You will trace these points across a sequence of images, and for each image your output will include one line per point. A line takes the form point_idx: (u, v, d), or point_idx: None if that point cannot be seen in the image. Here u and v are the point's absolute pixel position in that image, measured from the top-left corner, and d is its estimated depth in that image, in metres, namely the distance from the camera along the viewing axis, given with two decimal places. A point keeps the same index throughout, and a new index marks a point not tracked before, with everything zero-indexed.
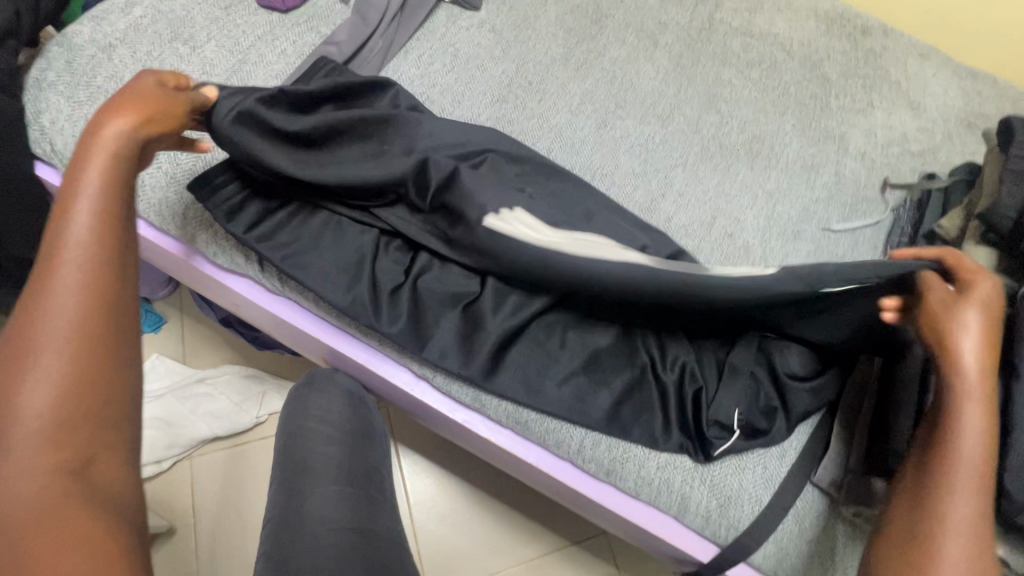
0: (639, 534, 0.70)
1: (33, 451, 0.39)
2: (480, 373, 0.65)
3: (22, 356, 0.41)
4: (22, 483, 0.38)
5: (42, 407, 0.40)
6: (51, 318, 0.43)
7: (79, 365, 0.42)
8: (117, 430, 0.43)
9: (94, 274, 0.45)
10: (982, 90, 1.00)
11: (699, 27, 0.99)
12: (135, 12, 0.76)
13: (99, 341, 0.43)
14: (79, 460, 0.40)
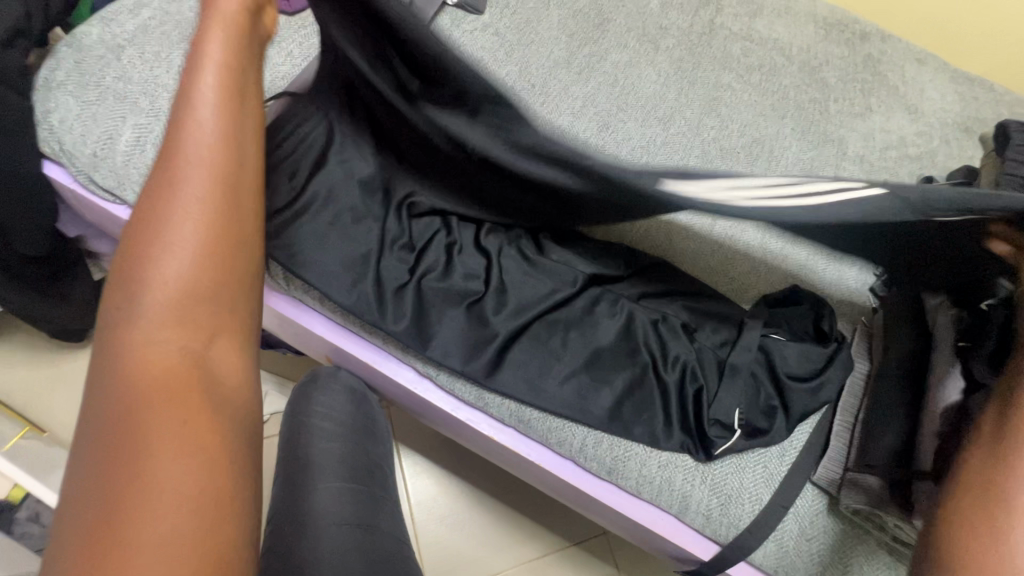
0: (640, 532, 0.71)
1: (162, 321, 0.43)
2: (482, 371, 0.66)
3: (154, 237, 0.46)
4: (147, 349, 0.42)
5: (172, 284, 0.44)
6: (178, 209, 0.47)
7: (205, 257, 0.47)
8: (233, 319, 0.47)
9: (222, 186, 0.50)
10: (979, 96, 1.02)
11: (700, 31, 1.00)
12: (143, 14, 0.77)
13: (221, 238, 0.48)
14: (199, 346, 0.44)
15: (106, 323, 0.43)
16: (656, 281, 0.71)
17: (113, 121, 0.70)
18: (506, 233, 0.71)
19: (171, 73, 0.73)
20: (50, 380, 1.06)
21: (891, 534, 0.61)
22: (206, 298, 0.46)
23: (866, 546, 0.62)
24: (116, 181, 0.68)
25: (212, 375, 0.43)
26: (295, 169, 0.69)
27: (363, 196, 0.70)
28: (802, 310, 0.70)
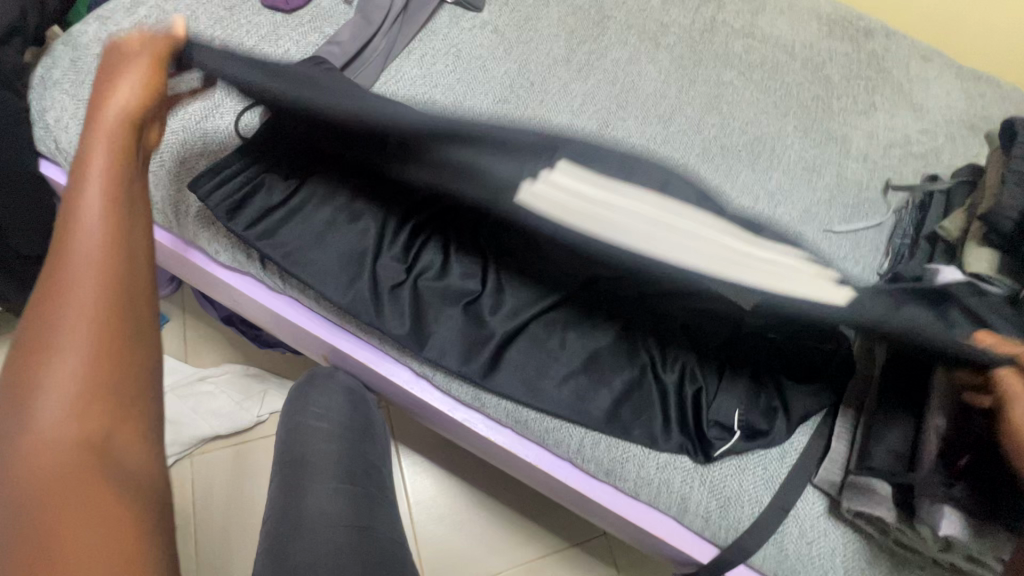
0: (639, 534, 0.70)
1: (65, 420, 0.39)
2: (479, 370, 0.65)
3: (47, 326, 0.41)
4: (47, 449, 0.38)
5: (72, 374, 0.40)
6: (73, 290, 0.43)
7: (99, 340, 0.42)
8: (134, 401, 0.43)
9: (110, 252, 0.45)
10: (985, 93, 1.00)
11: (701, 28, 0.99)
12: (140, 12, 0.76)
13: (119, 315, 0.43)
14: (101, 431, 0.40)
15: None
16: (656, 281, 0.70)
17: None
18: None
19: None
20: None
21: (895, 539, 0.59)
22: (105, 376, 0.41)
23: (868, 552, 0.61)
24: None
25: (121, 455, 0.40)
26: (292, 166, 0.69)
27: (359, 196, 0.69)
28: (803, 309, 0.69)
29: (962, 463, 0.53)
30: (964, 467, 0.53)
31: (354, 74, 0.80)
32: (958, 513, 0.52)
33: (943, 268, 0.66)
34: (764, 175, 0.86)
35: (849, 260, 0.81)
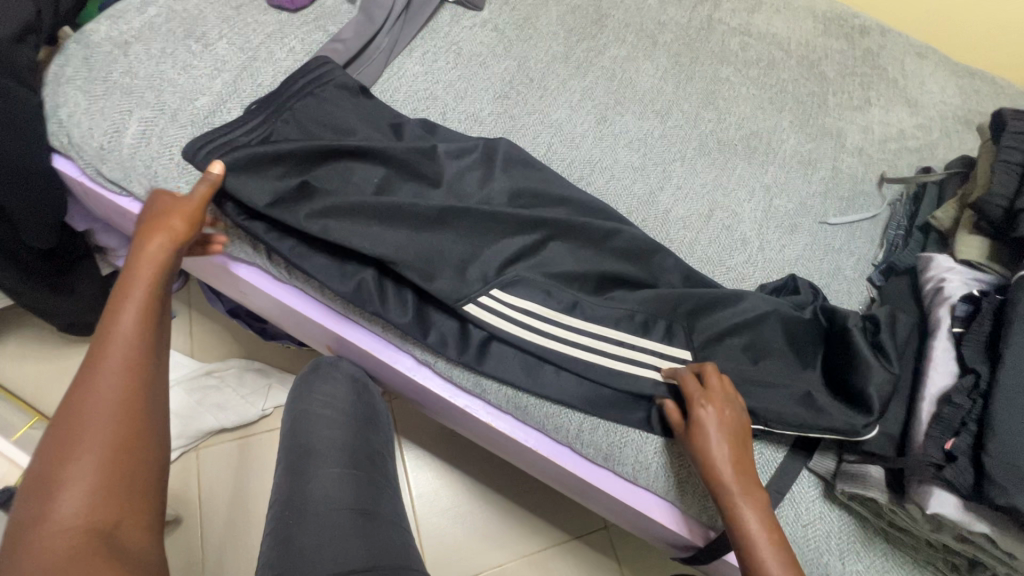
0: (638, 519, 0.71)
1: (81, 510, 0.43)
2: (480, 358, 0.67)
3: (77, 427, 0.46)
4: (61, 538, 0.41)
5: (91, 473, 0.44)
6: (99, 396, 0.48)
7: (119, 442, 0.47)
8: (144, 498, 0.46)
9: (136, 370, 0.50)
10: (980, 89, 1.02)
11: (698, 26, 1.01)
12: (150, 11, 0.79)
13: (139, 419, 0.49)
14: (107, 526, 0.43)
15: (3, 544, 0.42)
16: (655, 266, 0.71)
17: (119, 115, 0.72)
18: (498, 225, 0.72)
19: (176, 69, 0.75)
20: (59, 372, 1.09)
21: (889, 521, 0.60)
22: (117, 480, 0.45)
23: (862, 532, 0.62)
24: (122, 174, 0.70)
25: (127, 552, 0.43)
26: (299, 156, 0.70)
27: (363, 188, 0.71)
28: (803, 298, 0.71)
29: (951, 446, 0.52)
30: (954, 450, 0.52)
31: (358, 71, 0.82)
32: (949, 493, 0.51)
33: (936, 258, 0.67)
34: (760, 169, 0.88)
35: (845, 251, 0.82)
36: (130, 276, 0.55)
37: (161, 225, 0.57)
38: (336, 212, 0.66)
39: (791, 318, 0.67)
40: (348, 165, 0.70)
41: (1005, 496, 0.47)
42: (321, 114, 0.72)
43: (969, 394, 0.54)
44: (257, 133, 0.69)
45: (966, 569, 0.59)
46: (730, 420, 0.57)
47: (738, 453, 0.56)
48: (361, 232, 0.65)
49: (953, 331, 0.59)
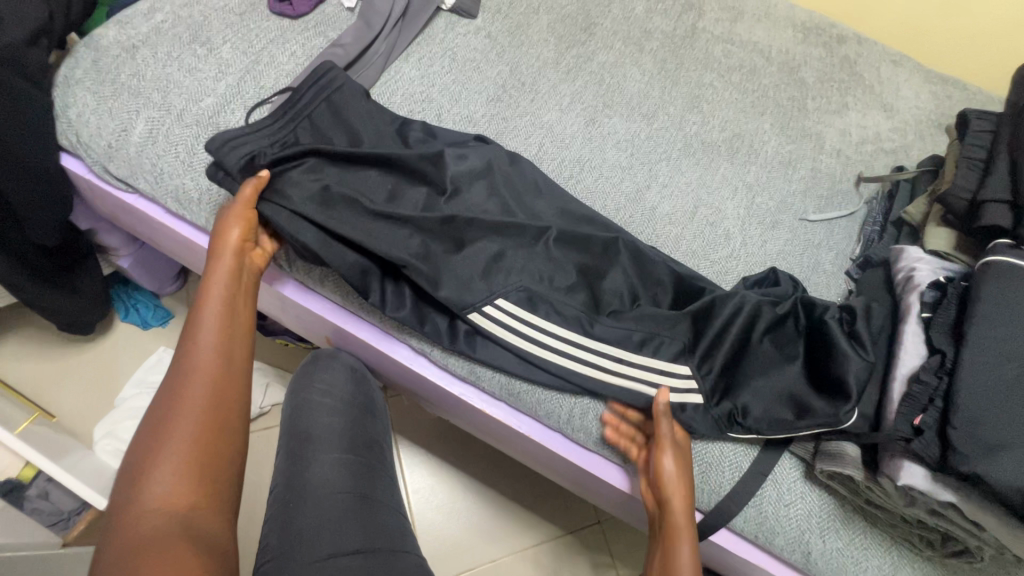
0: (629, 504, 0.74)
1: (167, 489, 0.49)
2: (473, 348, 0.70)
3: (167, 417, 0.53)
4: (150, 515, 0.47)
5: (176, 459, 0.50)
6: (186, 390, 0.55)
7: (200, 432, 0.53)
8: (220, 484, 0.52)
9: (216, 369, 0.57)
10: (952, 94, 1.06)
11: (683, 34, 1.06)
12: (157, 17, 0.82)
13: (218, 412, 0.55)
14: (188, 505, 0.49)
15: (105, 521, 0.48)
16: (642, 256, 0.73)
17: (126, 115, 0.74)
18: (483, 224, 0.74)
19: (182, 71, 0.78)
20: (59, 371, 1.10)
21: (866, 499, 0.63)
22: (199, 467, 0.51)
23: (841, 510, 0.65)
24: (129, 171, 0.73)
25: (199, 529, 0.48)
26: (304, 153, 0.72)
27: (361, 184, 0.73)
28: (782, 293, 0.74)
29: (919, 421, 0.55)
30: (922, 424, 0.55)
31: (356, 74, 0.85)
32: (918, 465, 0.54)
33: (907, 249, 0.71)
34: (743, 168, 0.92)
35: (824, 246, 0.85)
36: (206, 287, 0.62)
37: (224, 233, 0.64)
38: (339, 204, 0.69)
39: (767, 313, 0.69)
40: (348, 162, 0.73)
41: (968, 465, 0.50)
42: (322, 115, 0.75)
43: (937, 372, 0.57)
44: (277, 139, 0.71)
45: (939, 545, 0.61)
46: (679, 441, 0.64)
47: (684, 496, 0.61)
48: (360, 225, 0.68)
49: (921, 316, 0.63)
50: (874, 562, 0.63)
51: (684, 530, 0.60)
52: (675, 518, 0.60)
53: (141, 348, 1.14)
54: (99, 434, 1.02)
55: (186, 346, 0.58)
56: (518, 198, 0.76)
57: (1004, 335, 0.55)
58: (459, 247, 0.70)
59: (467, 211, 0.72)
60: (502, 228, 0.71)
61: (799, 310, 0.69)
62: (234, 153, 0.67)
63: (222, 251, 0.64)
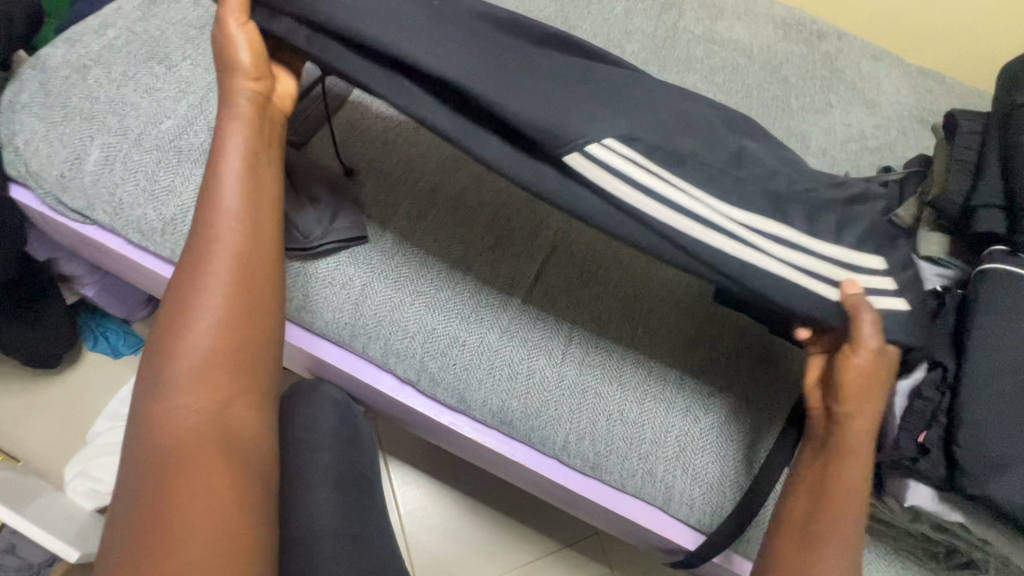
0: (631, 528, 0.72)
1: (195, 381, 0.48)
2: (461, 383, 0.67)
3: (190, 290, 0.50)
4: (182, 407, 0.47)
5: (198, 353, 0.49)
6: (207, 264, 0.51)
7: (228, 319, 0.50)
8: (259, 373, 0.52)
9: (241, 242, 0.52)
10: (932, 89, 1.06)
11: (664, 35, 1.03)
12: (109, 34, 0.76)
13: (243, 295, 0.51)
14: (221, 402, 0.49)
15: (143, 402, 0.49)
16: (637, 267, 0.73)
17: (79, 142, 0.69)
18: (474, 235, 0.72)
19: (139, 92, 0.73)
20: (24, 407, 1.05)
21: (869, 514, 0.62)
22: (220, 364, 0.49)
23: None
24: (86, 203, 0.69)
25: (234, 430, 0.49)
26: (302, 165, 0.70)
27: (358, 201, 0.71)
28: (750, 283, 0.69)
29: (924, 438, 0.53)
30: (927, 442, 0.53)
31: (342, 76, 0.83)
32: (923, 484, 0.53)
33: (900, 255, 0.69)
34: None
35: None
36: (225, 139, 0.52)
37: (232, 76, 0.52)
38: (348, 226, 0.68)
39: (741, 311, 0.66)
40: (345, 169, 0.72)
41: (978, 486, 0.49)
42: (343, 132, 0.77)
43: (939, 385, 0.55)
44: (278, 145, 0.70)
45: (943, 555, 0.61)
46: (874, 379, 0.51)
47: (875, 404, 0.52)
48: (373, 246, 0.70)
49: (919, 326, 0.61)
50: (877, 573, 0.63)
51: (862, 446, 0.52)
52: (852, 430, 0.52)
53: (113, 379, 1.09)
54: (71, 474, 0.97)
55: (203, 205, 0.52)
56: (508, 212, 0.74)
57: (1006, 347, 0.54)
58: None
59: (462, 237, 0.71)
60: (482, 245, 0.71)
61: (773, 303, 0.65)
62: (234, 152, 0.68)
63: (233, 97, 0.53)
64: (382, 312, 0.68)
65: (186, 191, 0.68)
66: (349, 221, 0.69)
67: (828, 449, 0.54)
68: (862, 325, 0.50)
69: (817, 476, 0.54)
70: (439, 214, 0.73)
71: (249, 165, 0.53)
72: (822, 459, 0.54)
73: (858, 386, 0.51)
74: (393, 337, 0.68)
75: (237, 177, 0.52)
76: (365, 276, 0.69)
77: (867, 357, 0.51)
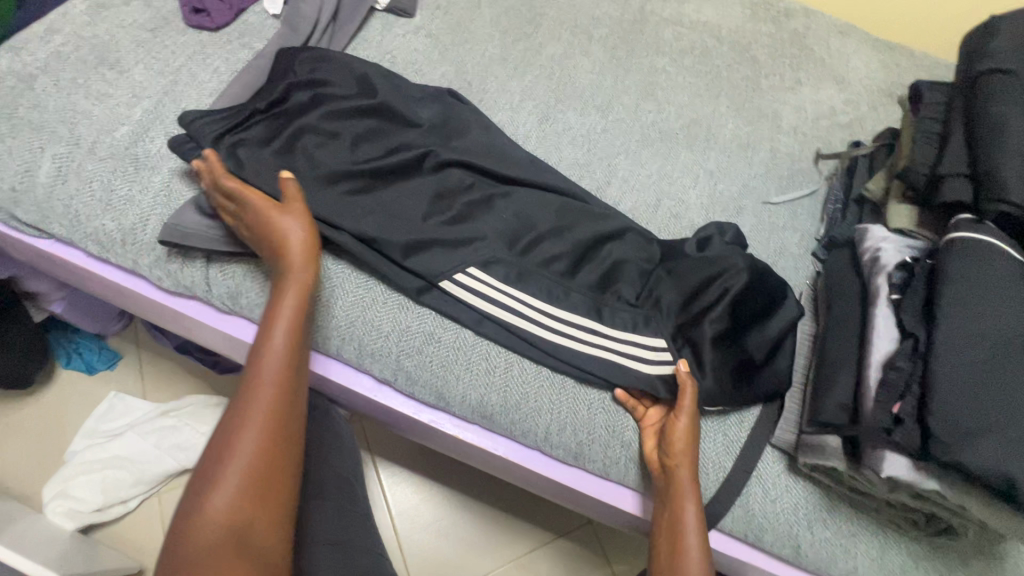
0: (619, 515, 0.72)
1: (228, 498, 0.50)
2: (439, 380, 0.66)
3: (243, 413, 0.54)
4: (212, 522, 0.49)
5: (239, 473, 0.51)
6: (260, 389, 0.55)
7: (267, 440, 0.53)
8: (285, 493, 0.54)
9: (285, 377, 0.56)
10: (900, 63, 1.06)
11: (631, 19, 1.02)
12: (56, 40, 0.74)
13: (283, 421, 0.55)
14: (244, 523, 0.50)
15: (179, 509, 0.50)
16: (624, 247, 0.72)
17: (29, 154, 0.67)
18: (444, 220, 0.69)
19: (90, 99, 0.70)
20: None
21: (849, 486, 0.62)
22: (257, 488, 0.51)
23: (825, 498, 0.65)
24: (41, 218, 0.66)
25: (251, 549, 0.49)
26: (268, 152, 0.67)
27: (325, 187, 0.67)
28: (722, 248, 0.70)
29: (898, 409, 0.54)
30: (901, 413, 0.54)
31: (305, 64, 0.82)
32: (900, 455, 0.53)
33: (871, 228, 0.69)
34: (703, 155, 0.89)
35: (789, 228, 0.84)
36: (277, 301, 0.59)
37: (273, 237, 0.60)
38: (314, 212, 0.66)
39: (711, 288, 0.67)
40: (312, 152, 0.69)
41: (950, 454, 0.49)
42: (303, 104, 0.71)
43: (911, 356, 0.56)
44: (246, 131, 0.68)
45: (923, 522, 0.62)
46: (689, 441, 0.60)
47: (692, 467, 0.59)
48: (333, 230, 0.66)
49: (891, 297, 0.61)
50: (859, 543, 0.64)
51: (691, 496, 0.58)
52: (682, 482, 0.59)
53: (88, 396, 1.06)
54: (50, 495, 0.95)
55: (260, 344, 0.57)
56: (483, 199, 0.72)
57: (974, 315, 0.54)
58: (408, 253, 0.66)
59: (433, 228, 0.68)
60: (446, 231, 0.68)
61: (736, 282, 0.66)
62: (202, 135, 0.66)
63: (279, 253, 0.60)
64: (354, 312, 0.67)
65: (145, 200, 0.66)
66: (316, 205, 0.66)
67: (667, 501, 0.60)
68: (682, 395, 0.62)
69: (666, 525, 0.59)
70: (413, 201, 0.70)
71: (298, 315, 0.59)
72: (665, 511, 0.60)
73: (680, 445, 0.60)
74: (367, 337, 0.66)
75: (288, 323, 0.58)
76: (336, 273, 0.68)
77: (684, 423, 0.60)
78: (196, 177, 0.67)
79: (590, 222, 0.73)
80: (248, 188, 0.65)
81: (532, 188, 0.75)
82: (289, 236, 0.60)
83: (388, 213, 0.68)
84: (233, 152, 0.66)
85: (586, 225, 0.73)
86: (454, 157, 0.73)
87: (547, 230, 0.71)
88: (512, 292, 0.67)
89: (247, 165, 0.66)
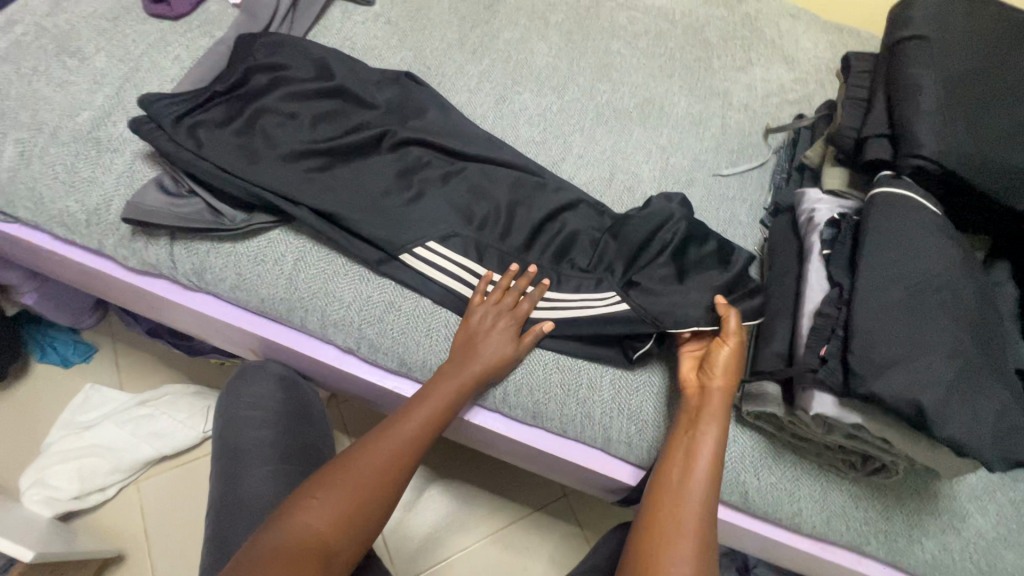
0: (579, 473, 0.75)
1: (323, 515, 0.53)
2: (400, 347, 0.69)
3: (366, 450, 0.58)
4: (305, 527, 0.52)
5: (345, 499, 0.54)
6: (388, 439, 0.59)
7: (376, 482, 0.56)
8: (364, 536, 0.55)
9: (412, 441, 0.60)
10: (846, 42, 1.11)
11: (587, 5, 1.06)
12: (16, 30, 0.75)
13: (394, 475, 0.58)
14: (329, 548, 0.52)
15: (291, 497, 0.55)
16: (578, 217, 0.76)
17: None
18: (402, 194, 0.72)
19: (52, 86, 0.72)
20: None
21: (789, 432, 0.66)
22: (351, 514, 0.54)
23: (770, 445, 0.69)
24: (5, 200, 0.68)
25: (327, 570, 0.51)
26: (228, 131, 0.70)
27: (285, 166, 0.69)
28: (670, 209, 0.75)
29: (825, 351, 0.58)
30: (827, 354, 0.57)
31: None
32: (827, 393, 0.57)
33: (808, 192, 0.73)
34: (656, 132, 0.93)
35: (738, 199, 0.88)
36: (441, 379, 0.64)
37: (494, 320, 0.66)
38: (272, 187, 0.68)
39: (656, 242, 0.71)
40: (272, 132, 0.71)
41: (867, 386, 0.53)
42: (262, 87, 0.74)
43: (837, 303, 0.60)
44: (207, 111, 0.70)
45: (860, 464, 0.65)
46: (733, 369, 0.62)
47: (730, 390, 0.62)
48: (293, 203, 0.68)
49: (822, 252, 0.65)
50: (802, 486, 0.68)
51: (718, 415, 0.60)
52: (715, 400, 0.61)
53: (64, 388, 1.07)
54: (27, 484, 0.96)
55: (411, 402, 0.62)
56: (440, 175, 0.75)
57: (892, 262, 0.58)
58: (367, 227, 0.69)
59: (391, 204, 0.71)
60: (404, 206, 0.71)
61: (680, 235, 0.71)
62: (162, 114, 0.68)
63: (494, 332, 0.66)
64: (315, 284, 0.69)
65: (108, 181, 0.68)
66: (276, 181, 0.68)
67: (692, 421, 0.61)
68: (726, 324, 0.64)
69: (682, 450, 0.60)
70: (372, 178, 0.72)
71: (445, 402, 0.63)
72: (686, 431, 0.61)
73: (725, 366, 0.62)
74: (330, 307, 0.69)
75: (440, 400, 0.62)
76: (299, 247, 0.70)
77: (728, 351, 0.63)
78: (158, 158, 0.70)
79: (545, 195, 0.76)
80: (208, 166, 0.67)
81: (488, 164, 0.78)
82: (506, 320, 0.66)
83: (346, 188, 0.70)
84: (193, 132, 0.68)
85: (540, 197, 0.76)
86: (411, 136, 0.75)
87: (502, 203, 0.74)
88: (468, 260, 0.70)
89: (208, 143, 0.68)
